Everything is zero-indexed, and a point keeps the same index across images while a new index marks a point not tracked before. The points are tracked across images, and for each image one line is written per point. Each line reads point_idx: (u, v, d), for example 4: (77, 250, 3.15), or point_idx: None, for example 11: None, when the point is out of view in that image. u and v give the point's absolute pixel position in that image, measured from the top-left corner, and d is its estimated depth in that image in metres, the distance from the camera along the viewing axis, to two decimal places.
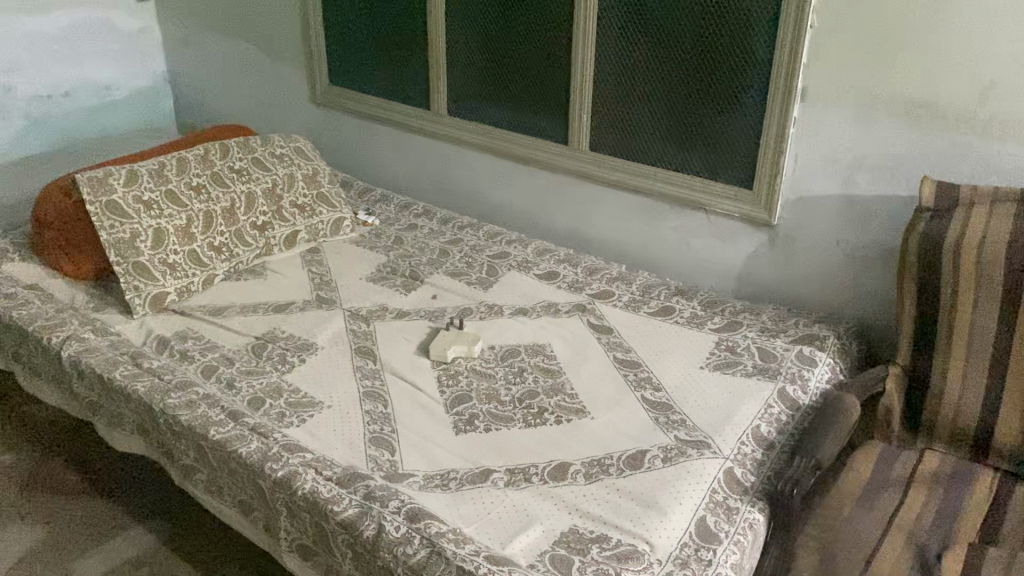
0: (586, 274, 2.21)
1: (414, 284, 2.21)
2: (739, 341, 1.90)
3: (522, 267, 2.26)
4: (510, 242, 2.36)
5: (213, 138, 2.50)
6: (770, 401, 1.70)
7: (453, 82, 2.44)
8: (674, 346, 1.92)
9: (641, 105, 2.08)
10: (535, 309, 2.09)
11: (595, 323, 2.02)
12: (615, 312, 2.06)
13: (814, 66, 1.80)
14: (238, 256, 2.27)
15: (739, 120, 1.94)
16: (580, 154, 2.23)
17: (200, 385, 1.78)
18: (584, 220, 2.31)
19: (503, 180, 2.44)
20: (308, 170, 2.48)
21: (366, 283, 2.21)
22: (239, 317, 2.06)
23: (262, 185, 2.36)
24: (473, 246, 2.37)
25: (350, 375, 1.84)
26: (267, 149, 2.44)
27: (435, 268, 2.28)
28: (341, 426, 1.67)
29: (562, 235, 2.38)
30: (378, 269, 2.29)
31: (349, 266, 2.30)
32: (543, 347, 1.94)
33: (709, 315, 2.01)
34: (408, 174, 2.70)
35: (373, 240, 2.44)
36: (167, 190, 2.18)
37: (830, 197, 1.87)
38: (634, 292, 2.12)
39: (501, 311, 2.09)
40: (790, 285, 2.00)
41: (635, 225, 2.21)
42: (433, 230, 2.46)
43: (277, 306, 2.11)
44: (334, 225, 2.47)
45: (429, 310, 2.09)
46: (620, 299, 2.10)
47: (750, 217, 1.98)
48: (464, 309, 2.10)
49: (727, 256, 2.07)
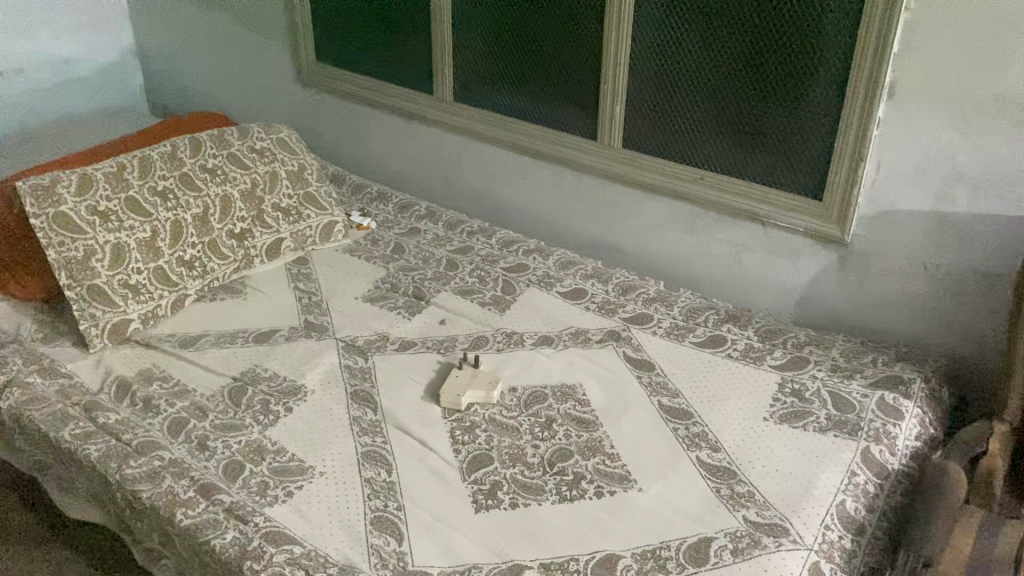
0: (619, 293, 1.90)
1: (419, 305, 1.90)
2: (807, 384, 1.61)
3: (543, 284, 1.95)
4: (528, 252, 2.05)
5: (188, 130, 2.16)
6: (854, 468, 1.41)
7: (461, 63, 2.10)
8: (730, 389, 1.62)
9: (686, 97, 1.75)
10: (561, 339, 1.79)
11: (633, 357, 1.72)
12: (655, 343, 1.76)
13: (907, 58, 1.48)
14: (213, 272, 1.95)
15: (808, 119, 1.62)
16: (612, 153, 1.91)
17: (167, 447, 1.48)
18: (616, 228, 2.00)
19: (519, 179, 2.12)
20: (293, 166, 2.15)
21: (363, 306, 1.91)
22: (214, 352, 1.75)
23: (240, 186, 2.04)
24: (485, 256, 2.05)
25: (346, 431, 1.54)
26: (245, 143, 2.11)
27: (443, 285, 1.97)
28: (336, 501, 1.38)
29: (588, 245, 2.07)
30: (376, 286, 1.98)
31: (342, 283, 1.99)
32: (574, 388, 1.65)
33: (769, 347, 1.71)
34: (408, 168, 2.37)
35: (370, 248, 2.13)
36: (128, 198, 1.85)
37: (920, 214, 1.57)
38: (676, 317, 1.82)
39: (522, 341, 1.78)
40: (864, 312, 1.70)
41: (677, 237, 1.90)
42: (439, 236, 2.15)
43: (258, 336, 1.80)
44: (324, 230, 2.14)
45: (438, 340, 1.79)
46: (660, 326, 1.80)
47: (819, 232, 1.67)
48: (479, 339, 1.79)
49: (788, 276, 1.77)
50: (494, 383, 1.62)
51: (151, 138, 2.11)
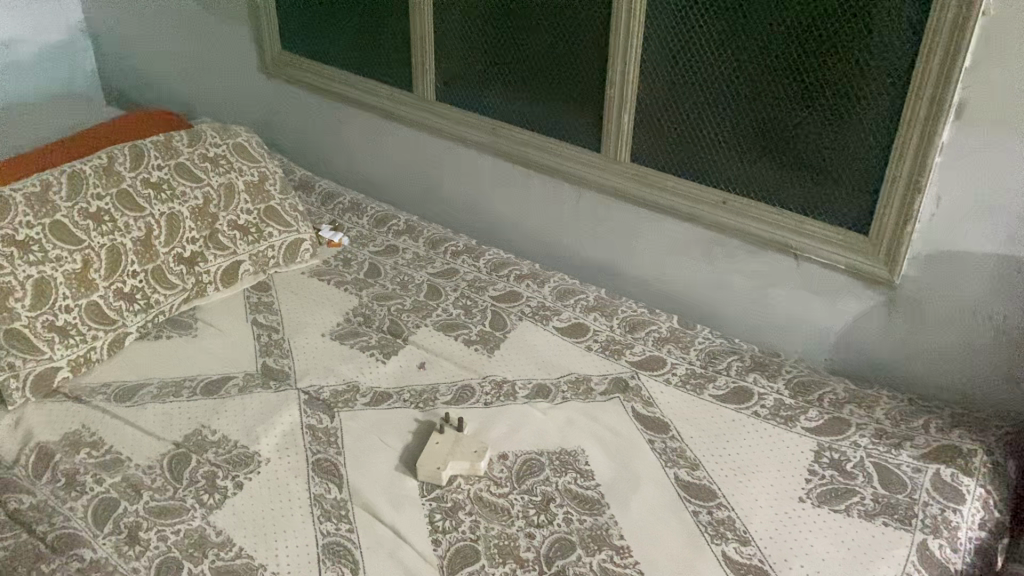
0: (625, 331, 1.65)
1: (395, 344, 1.65)
2: (848, 453, 1.37)
3: (538, 318, 1.70)
4: (521, 277, 1.80)
5: (116, 139, 1.86)
6: (910, 570, 1.18)
7: (445, 57, 1.83)
8: (757, 460, 1.38)
9: (708, 107, 1.49)
10: (558, 390, 1.54)
11: (643, 415, 1.48)
12: (667, 396, 1.52)
13: (981, 73, 1.22)
14: (157, 305, 1.69)
15: (854, 140, 1.36)
16: (618, 167, 1.65)
17: (89, 542, 1.23)
18: (620, 253, 1.74)
19: (510, 191, 1.86)
20: (252, 176, 1.89)
21: (330, 345, 1.65)
22: (154, 408, 1.50)
23: (189, 202, 1.77)
24: (473, 282, 1.80)
25: (305, 515, 1.30)
26: (197, 150, 1.84)
27: (422, 318, 1.71)
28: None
29: (588, 269, 1.82)
30: (345, 319, 1.72)
31: (307, 316, 1.73)
32: (575, 455, 1.41)
33: (802, 404, 1.47)
34: (386, 174, 2.10)
35: (341, 270, 1.87)
36: (54, 222, 1.59)
37: (986, 257, 1.32)
38: (693, 363, 1.57)
39: (513, 393, 1.53)
40: (913, 363, 1.46)
41: (692, 266, 1.65)
42: (419, 256, 1.89)
43: (207, 386, 1.55)
44: (289, 249, 1.88)
45: (415, 391, 1.54)
46: (675, 374, 1.56)
47: (862, 271, 1.43)
48: (464, 389, 1.54)
49: (823, 317, 1.52)
50: (479, 454, 1.38)
51: (65, 150, 1.80)
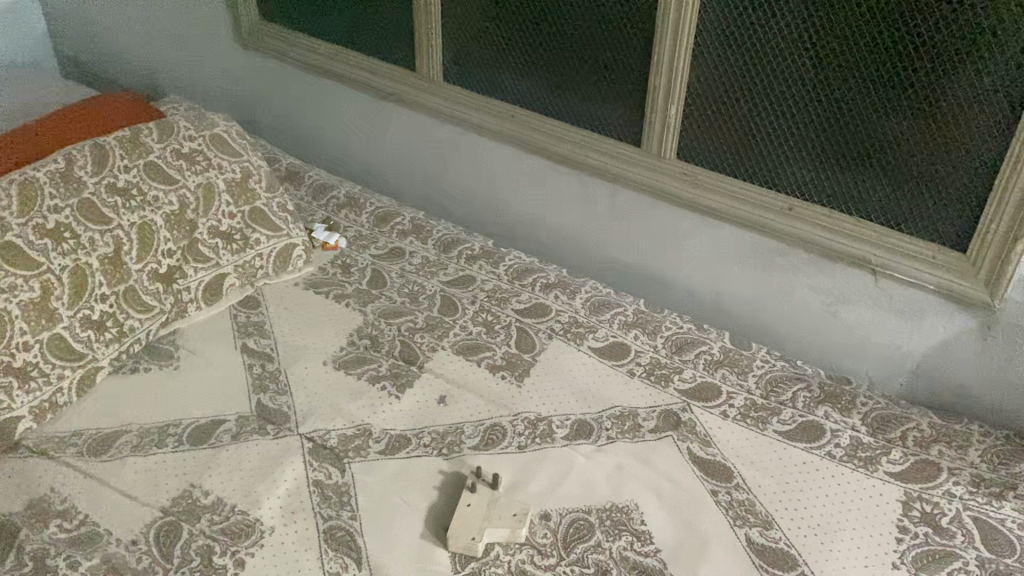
0: (672, 353, 1.45)
1: (408, 373, 1.44)
2: (942, 505, 1.20)
3: (571, 338, 1.49)
4: (547, 287, 1.59)
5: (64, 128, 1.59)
6: None
7: (455, 31, 1.59)
8: (838, 516, 1.20)
9: (773, 103, 1.28)
10: (601, 428, 1.35)
11: (703, 459, 1.30)
12: (726, 434, 1.33)
13: None
14: (132, 332, 1.46)
15: (955, 145, 1.16)
16: (662, 166, 1.44)
17: None
18: (662, 258, 1.54)
19: (533, 187, 1.63)
20: (234, 174, 1.65)
21: (335, 378, 1.43)
22: (135, 464, 1.29)
23: (164, 208, 1.53)
24: (492, 293, 1.59)
25: None
26: (170, 145, 1.59)
27: (438, 339, 1.50)
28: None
29: (623, 275, 1.61)
30: (349, 343, 1.50)
31: (305, 339, 1.51)
32: (628, 512, 1.22)
33: (882, 444, 1.29)
34: (385, 163, 1.86)
35: (341, 280, 1.65)
36: (5, 244, 1.34)
37: None
38: (752, 392, 1.39)
39: (550, 434, 1.33)
40: (1008, 395, 1.28)
41: (748, 276, 1.45)
42: (429, 262, 1.67)
43: (195, 432, 1.34)
44: (279, 257, 1.65)
45: (437, 433, 1.34)
46: (733, 406, 1.37)
47: (957, 294, 1.24)
48: (494, 430, 1.34)
49: (902, 340, 1.34)
50: (518, 519, 1.19)
51: (5, 147, 1.53)
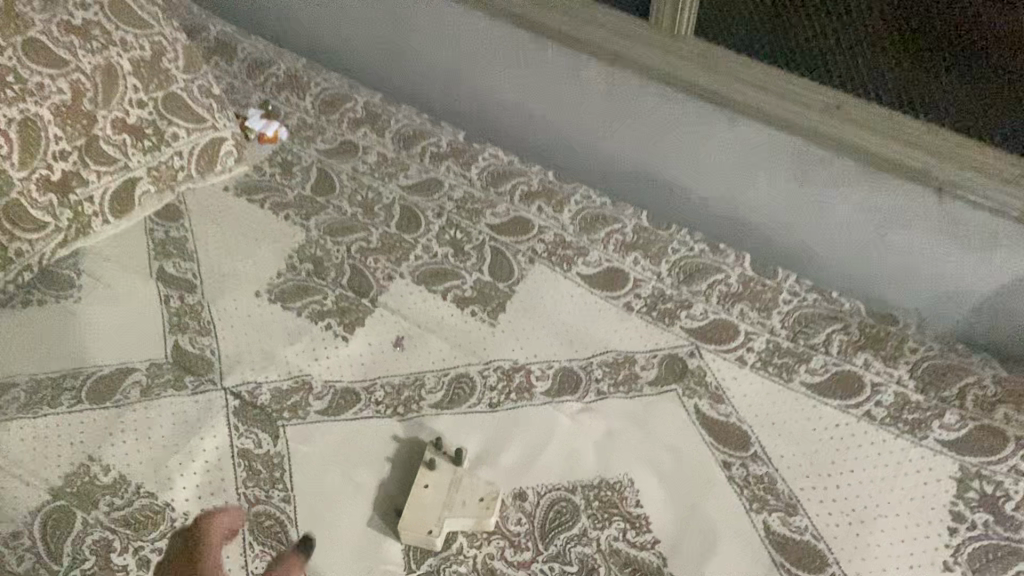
0: (680, 283, 1.19)
1: (358, 306, 1.18)
2: (1008, 486, 0.98)
3: (558, 263, 1.22)
4: (530, 195, 1.30)
5: None
6: None
7: None
8: (877, 499, 0.99)
9: None
10: (591, 380, 1.11)
11: (714, 421, 1.06)
12: (744, 389, 1.09)
13: None
14: (20, 258, 1.17)
15: None
16: (677, 46, 1.13)
17: None
18: (671, 160, 1.25)
19: (513, 69, 1.32)
20: (143, 52, 1.31)
21: (268, 314, 1.18)
22: (20, 431, 1.05)
23: (52, 100, 1.20)
24: (463, 202, 1.31)
25: None
26: (57, 15, 1.23)
27: (396, 263, 1.23)
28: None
29: (623, 179, 1.33)
30: (287, 267, 1.23)
31: (235, 262, 1.25)
32: (621, 493, 1.00)
33: (935, 403, 1.05)
34: (334, 33, 1.53)
35: (280, 183, 1.37)
36: None
37: None
38: (777, 333, 1.13)
39: (528, 389, 1.10)
40: None
41: (776, 188, 1.17)
42: (386, 161, 1.38)
43: (97, 387, 1.10)
44: (205, 156, 1.35)
45: (391, 388, 1.10)
46: (753, 351, 1.12)
47: None
48: (459, 385, 1.10)
49: (962, 274, 1.09)
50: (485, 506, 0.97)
51: None
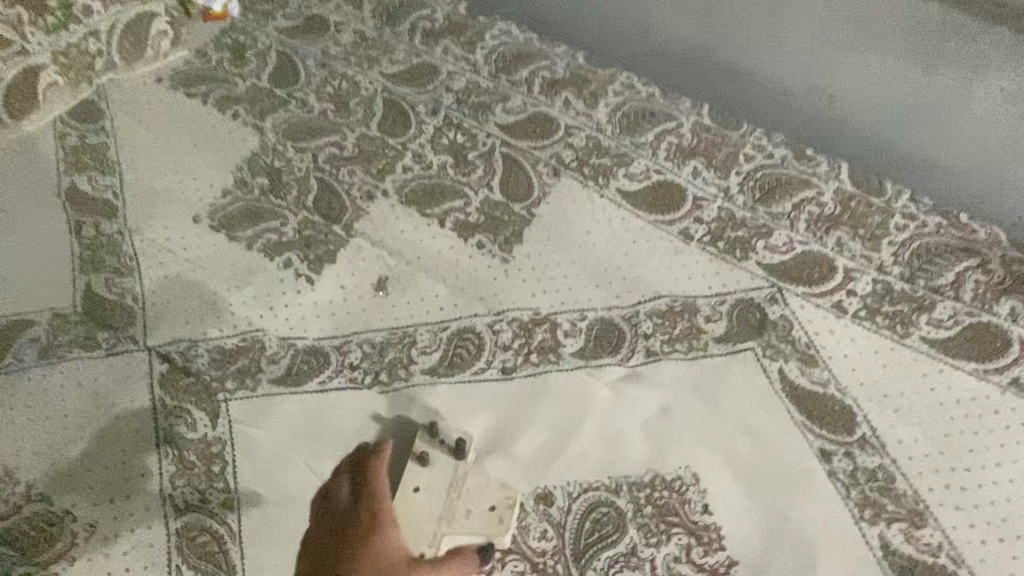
0: (755, 203, 0.89)
1: (327, 235, 0.89)
2: None
3: (591, 175, 0.92)
4: (553, 84, 0.99)
5: None
6: None
7: None
8: None
9: None
10: (638, 337, 0.82)
11: (804, 393, 0.79)
12: (844, 349, 0.81)
13: None
14: None
15: None
16: None
17: None
18: (743, 16, 0.93)
19: None
20: None
21: (209, 248, 0.89)
22: None
23: None
24: (466, 94, 0.99)
25: None
26: None
27: (377, 177, 0.93)
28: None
29: (658, 60, 1.00)
30: (235, 184, 0.94)
31: (169, 178, 0.95)
32: (682, 495, 0.74)
33: None
34: None
35: (229, 72, 1.04)
36: None
37: None
38: (887, 272, 0.85)
39: (554, 347, 0.82)
40: None
41: (896, 53, 0.87)
42: (366, 42, 1.06)
43: None
44: (129, 36, 1.03)
45: (370, 348, 0.83)
46: (854, 297, 0.84)
47: None
48: (461, 343, 0.83)
49: None
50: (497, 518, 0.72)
51: None
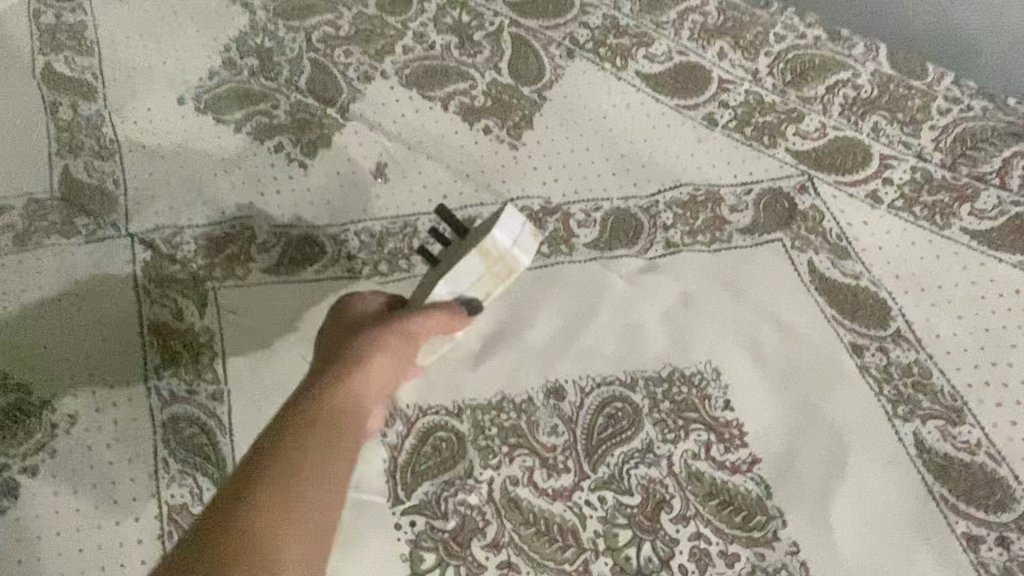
0: (786, 87, 0.82)
1: (322, 117, 0.83)
2: None
3: (608, 57, 0.85)
4: None
5: None
6: None
7: None
8: None
9: None
10: (657, 228, 0.77)
11: (837, 284, 0.73)
12: (878, 240, 0.75)
13: None
14: None
15: None
16: None
17: None
18: None
19: None
20: None
21: (194, 133, 0.83)
22: None
23: None
24: None
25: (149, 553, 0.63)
26: None
27: (375, 58, 0.86)
28: (869, 523, 0.63)
29: None
30: (222, 65, 0.87)
31: (149, 56, 0.88)
32: (702, 391, 0.68)
33: None
34: None
35: None
36: None
37: None
38: (927, 159, 0.78)
39: (565, 237, 0.76)
40: None
41: None
42: None
43: None
44: None
45: (369, 238, 0.77)
46: (890, 185, 0.78)
47: None
48: None
49: None
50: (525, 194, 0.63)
51: None
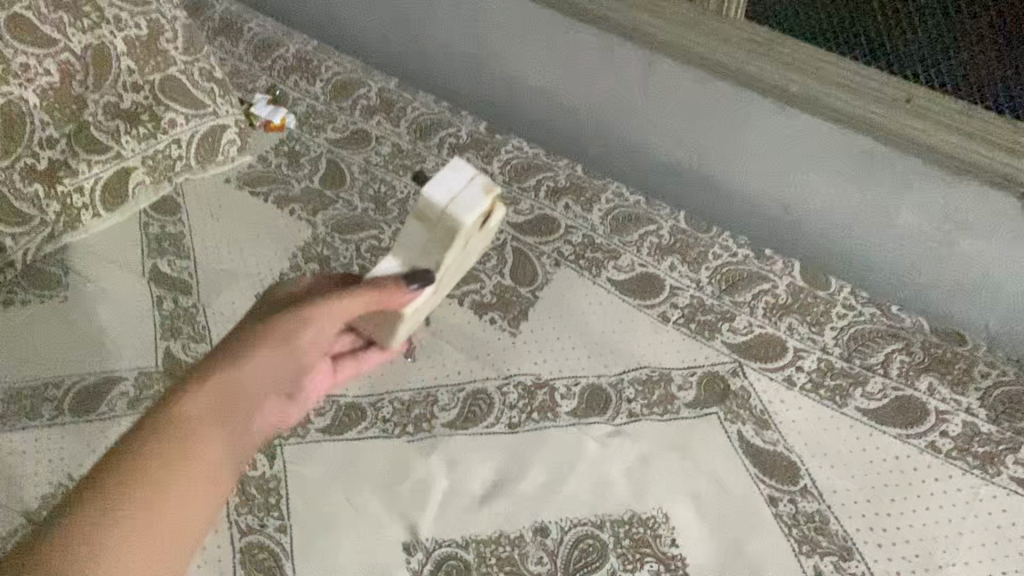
0: (721, 293, 1.08)
1: None
2: None
3: (587, 268, 1.11)
4: (555, 192, 1.19)
5: None
6: None
7: None
8: (945, 544, 0.88)
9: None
10: (622, 401, 1.00)
11: (760, 449, 0.95)
12: (791, 414, 0.98)
13: None
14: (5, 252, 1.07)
15: None
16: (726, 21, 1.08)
17: None
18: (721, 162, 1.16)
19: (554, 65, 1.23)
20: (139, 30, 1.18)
21: None
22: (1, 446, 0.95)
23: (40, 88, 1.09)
24: None
25: None
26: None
27: None
28: None
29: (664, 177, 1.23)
30: (291, 268, 1.13)
31: (234, 260, 1.14)
32: (654, 531, 0.89)
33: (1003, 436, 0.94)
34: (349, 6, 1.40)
35: (286, 175, 1.25)
36: None
37: None
38: (830, 351, 1.02)
39: (550, 407, 0.99)
40: None
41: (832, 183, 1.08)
42: (402, 153, 1.26)
43: (81, 395, 0.99)
44: (204, 145, 1.22)
45: (399, 405, 1.00)
46: (802, 372, 1.01)
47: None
48: (474, 403, 1.00)
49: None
50: (482, 189, 0.73)
51: None
